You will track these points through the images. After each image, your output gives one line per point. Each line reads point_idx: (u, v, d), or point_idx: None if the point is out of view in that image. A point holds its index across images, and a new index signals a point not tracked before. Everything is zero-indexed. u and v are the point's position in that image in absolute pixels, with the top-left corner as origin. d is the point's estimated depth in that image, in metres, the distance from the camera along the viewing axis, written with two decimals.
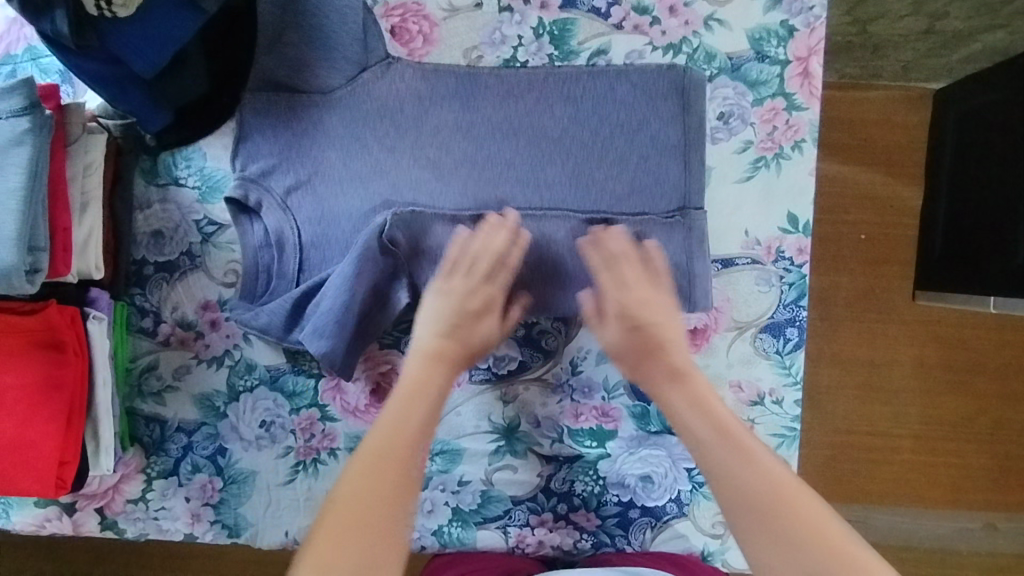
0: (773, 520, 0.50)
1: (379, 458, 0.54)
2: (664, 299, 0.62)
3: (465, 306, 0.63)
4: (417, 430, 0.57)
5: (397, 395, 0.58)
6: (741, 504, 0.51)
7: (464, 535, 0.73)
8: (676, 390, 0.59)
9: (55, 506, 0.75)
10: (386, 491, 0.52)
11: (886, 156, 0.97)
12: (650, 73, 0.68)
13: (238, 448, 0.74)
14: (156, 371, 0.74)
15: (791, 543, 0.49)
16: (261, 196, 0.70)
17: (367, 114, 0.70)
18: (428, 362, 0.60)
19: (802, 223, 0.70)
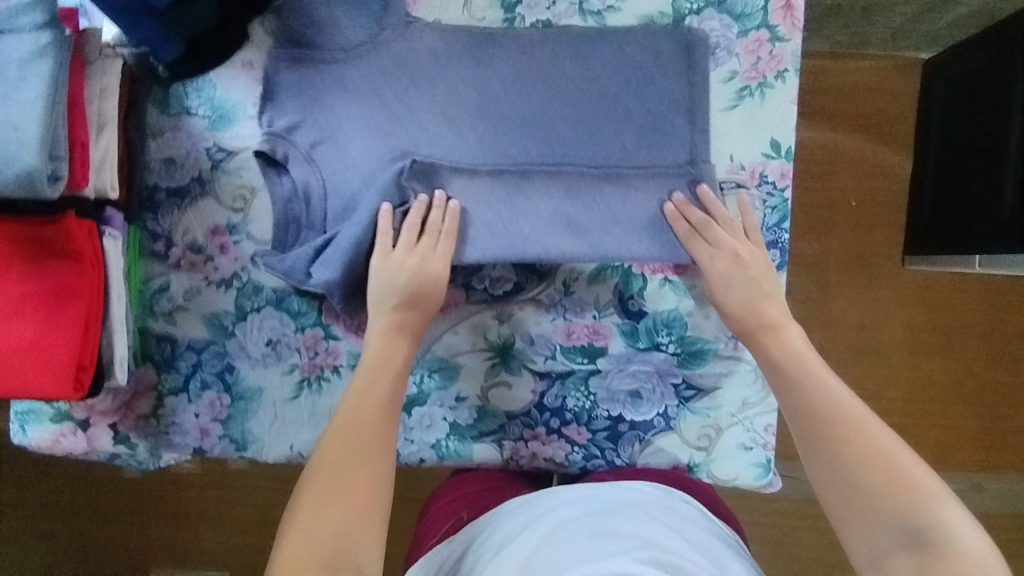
0: (834, 445, 0.58)
1: (350, 424, 0.63)
2: (760, 260, 0.70)
3: (405, 280, 0.69)
4: (380, 401, 0.65)
5: (364, 371, 0.67)
6: (810, 426, 0.61)
7: (461, 448, 0.77)
8: (768, 336, 0.68)
9: (70, 422, 0.78)
10: (363, 453, 0.61)
11: (873, 123, 1.19)
12: (656, 34, 0.71)
13: (246, 366, 0.78)
14: (167, 293, 0.78)
15: (848, 464, 0.57)
16: (287, 150, 0.72)
17: (387, 70, 0.72)
18: (387, 341, 0.69)
19: (784, 148, 0.74)
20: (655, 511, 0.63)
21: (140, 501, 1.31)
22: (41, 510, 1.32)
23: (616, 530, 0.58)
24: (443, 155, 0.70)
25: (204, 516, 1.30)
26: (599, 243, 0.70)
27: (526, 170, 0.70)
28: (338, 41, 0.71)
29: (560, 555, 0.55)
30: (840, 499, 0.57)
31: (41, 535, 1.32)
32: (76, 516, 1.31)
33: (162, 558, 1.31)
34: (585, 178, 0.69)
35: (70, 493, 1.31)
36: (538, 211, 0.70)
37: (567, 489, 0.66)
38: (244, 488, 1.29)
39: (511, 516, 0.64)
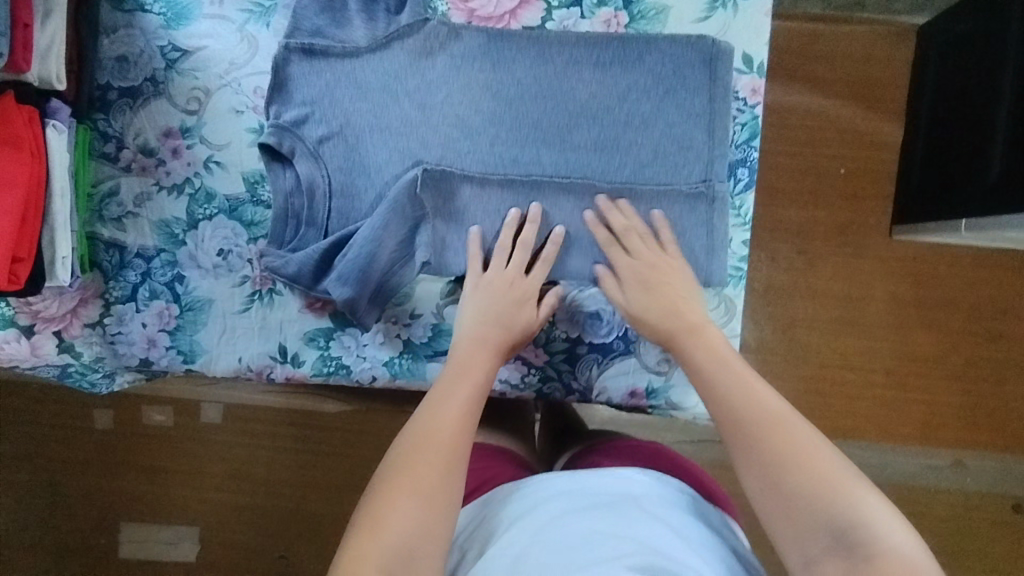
0: (754, 448, 0.54)
1: (431, 423, 0.59)
2: (675, 264, 0.70)
3: (506, 299, 0.70)
4: (465, 404, 0.61)
5: (445, 379, 0.64)
6: (730, 420, 0.57)
7: (414, 367, 0.75)
8: (689, 341, 0.66)
9: (14, 329, 0.75)
10: (439, 457, 0.56)
11: (863, 90, 1.17)
12: (679, 43, 0.71)
13: (196, 276, 0.75)
14: (116, 197, 0.75)
15: (764, 460, 0.53)
16: (294, 143, 0.73)
17: (399, 71, 0.73)
18: (469, 348, 0.67)
19: (756, 63, 0.72)
20: (650, 505, 0.59)
21: (108, 453, 1.28)
22: (8, 460, 1.30)
23: (608, 531, 0.55)
24: (455, 159, 0.72)
25: (172, 472, 1.28)
26: (605, 260, 0.73)
27: (537, 181, 0.71)
28: (359, 39, 0.73)
29: (547, 553, 0.54)
30: (767, 501, 0.52)
31: (7, 484, 1.30)
32: (43, 466, 1.29)
33: (127, 512, 1.28)
34: (598, 193, 0.71)
35: (36, 442, 1.29)
36: (548, 222, 0.72)
37: (558, 476, 0.64)
38: (213, 442, 1.27)
39: (500, 509, 0.62)
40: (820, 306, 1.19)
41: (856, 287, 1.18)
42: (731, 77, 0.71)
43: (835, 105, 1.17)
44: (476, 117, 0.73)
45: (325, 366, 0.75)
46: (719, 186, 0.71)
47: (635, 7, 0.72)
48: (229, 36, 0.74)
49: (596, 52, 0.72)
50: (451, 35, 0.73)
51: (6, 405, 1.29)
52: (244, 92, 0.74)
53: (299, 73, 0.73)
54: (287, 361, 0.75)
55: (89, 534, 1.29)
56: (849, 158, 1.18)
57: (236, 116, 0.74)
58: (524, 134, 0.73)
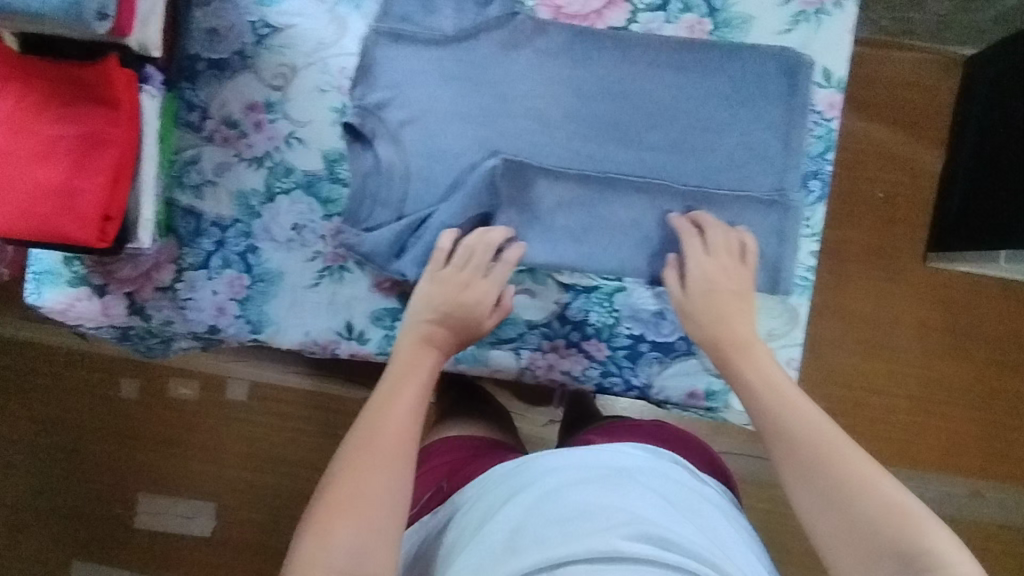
0: (804, 463, 0.55)
1: (375, 431, 0.60)
2: (745, 278, 0.70)
3: (456, 301, 0.71)
4: (406, 409, 0.63)
5: (386, 384, 0.66)
6: (780, 443, 0.58)
7: (478, 353, 0.76)
8: (743, 362, 0.66)
9: (87, 287, 0.77)
10: (382, 461, 0.58)
11: (912, 116, 1.18)
12: (761, 54, 0.72)
13: (269, 248, 0.77)
14: (197, 165, 0.76)
15: (818, 484, 0.53)
16: (376, 126, 0.75)
17: (482, 62, 0.74)
18: (411, 350, 0.69)
19: (835, 78, 0.73)
20: (647, 480, 0.61)
21: (135, 422, 1.30)
22: (36, 421, 1.31)
23: (602, 503, 0.55)
24: (532, 151, 0.74)
25: (197, 445, 1.29)
26: (673, 261, 0.74)
27: (612, 178, 0.73)
28: (445, 28, 0.74)
29: (540, 525, 0.54)
30: (817, 512, 0.53)
31: (31, 446, 1.31)
32: (69, 430, 1.30)
33: (148, 481, 1.29)
34: (671, 194, 0.73)
35: (61, 405, 1.30)
36: (619, 219, 0.74)
37: (552, 454, 0.65)
38: (236, 419, 1.28)
39: (497, 483, 0.64)
40: (850, 327, 1.19)
41: (886, 310, 1.19)
42: (810, 90, 0.72)
43: (881, 129, 1.18)
44: (556, 112, 0.74)
45: (390, 346, 0.77)
46: (793, 196, 0.72)
47: (719, 15, 0.73)
48: (319, 16, 0.75)
49: (679, 57, 0.73)
50: (537, 30, 0.74)
51: (39, 367, 1.30)
52: (330, 72, 0.75)
53: (385, 57, 0.74)
54: (353, 338, 0.77)
55: (109, 500, 1.30)
56: (890, 183, 1.18)
57: (321, 94, 0.76)
58: (601, 131, 0.74)
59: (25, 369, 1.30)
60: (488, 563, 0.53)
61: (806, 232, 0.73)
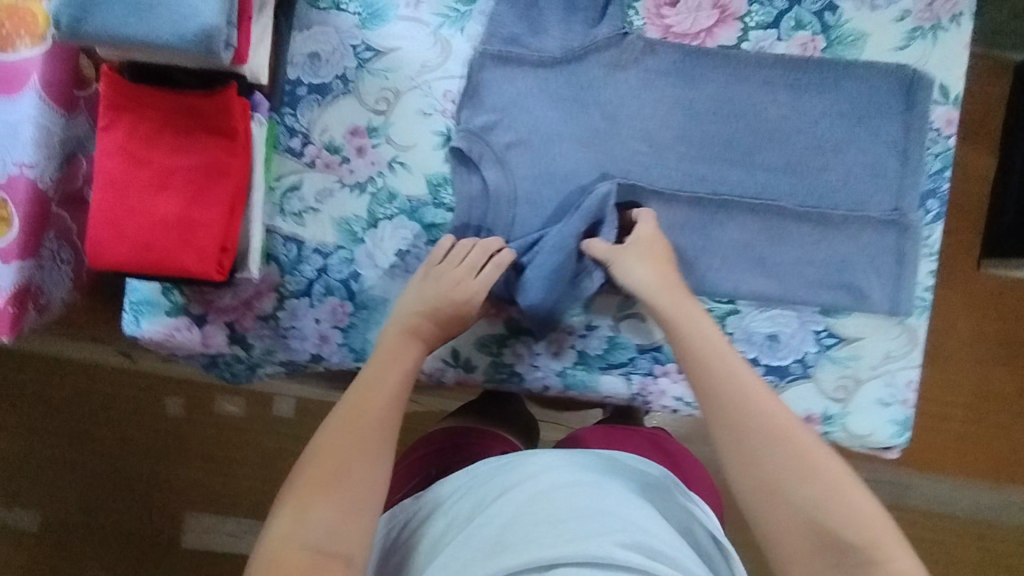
0: (737, 430, 0.55)
1: (356, 413, 0.60)
2: (665, 252, 0.69)
3: (438, 295, 0.69)
4: (388, 395, 0.62)
5: (372, 366, 0.65)
6: (739, 427, 0.55)
7: (589, 378, 0.75)
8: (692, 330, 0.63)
9: (186, 316, 0.76)
10: (361, 444, 0.57)
11: None
12: (878, 72, 0.71)
13: (372, 276, 0.75)
14: (298, 192, 0.75)
15: (781, 473, 0.52)
16: (482, 150, 0.73)
17: (589, 83, 0.73)
18: (399, 341, 0.67)
19: (953, 94, 0.71)
20: (637, 488, 0.61)
21: (182, 440, 1.27)
22: (77, 440, 1.27)
23: (602, 509, 0.55)
24: (642, 173, 0.72)
25: (248, 462, 1.26)
26: (788, 283, 0.72)
27: (726, 200, 0.72)
28: (552, 49, 0.73)
29: (533, 525, 0.53)
30: (751, 491, 0.52)
31: (78, 466, 1.27)
32: (113, 449, 1.27)
33: (198, 500, 1.26)
34: (785, 215, 0.72)
35: (107, 424, 1.27)
36: (732, 241, 0.72)
37: (545, 454, 0.63)
38: (286, 436, 1.25)
39: (489, 479, 0.62)
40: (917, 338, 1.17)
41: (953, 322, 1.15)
42: (928, 108, 0.70)
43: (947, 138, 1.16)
44: (666, 133, 0.73)
45: (498, 373, 0.76)
46: (912, 216, 0.71)
47: (833, 32, 0.71)
48: (423, 39, 0.74)
49: (792, 75, 0.72)
50: (647, 50, 0.72)
51: (80, 385, 1.26)
52: (434, 96, 0.74)
53: (491, 79, 0.73)
54: (460, 365, 0.75)
55: (157, 520, 1.27)
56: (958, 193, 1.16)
57: (424, 118, 0.74)
58: (713, 152, 0.72)
59: (64, 387, 1.26)
60: (475, 559, 0.51)
61: (924, 252, 0.72)
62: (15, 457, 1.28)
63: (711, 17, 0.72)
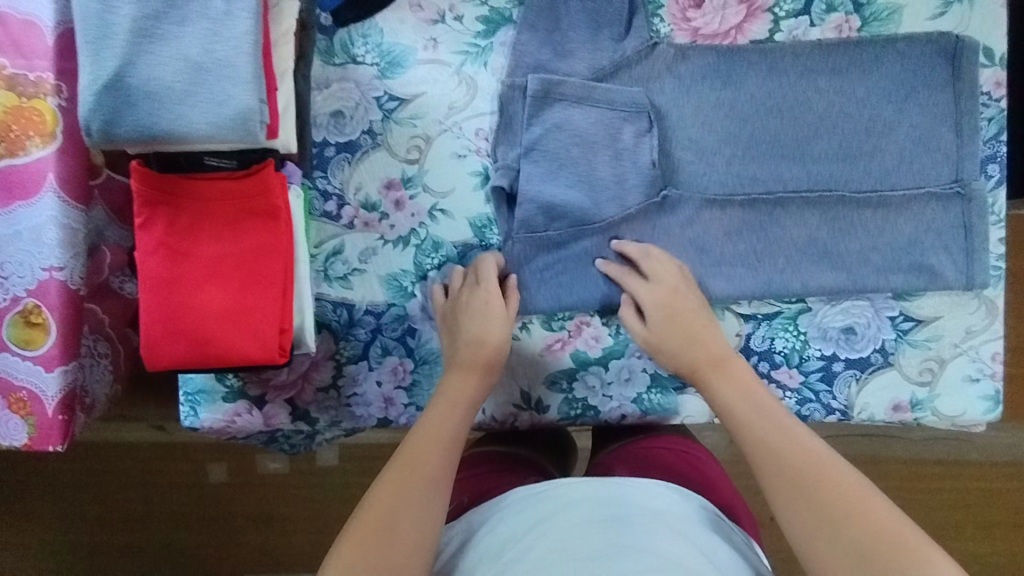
0: (800, 490, 0.55)
1: (413, 456, 0.59)
2: (682, 293, 0.68)
3: (463, 321, 0.68)
4: (447, 440, 0.61)
5: (433, 407, 0.64)
6: (782, 472, 0.56)
7: (664, 401, 0.73)
8: (722, 381, 0.65)
9: (245, 399, 0.73)
10: (416, 491, 0.57)
11: None
12: (920, 43, 0.68)
13: (428, 328, 0.73)
14: (341, 255, 0.73)
15: (827, 514, 0.52)
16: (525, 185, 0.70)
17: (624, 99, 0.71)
18: (453, 380, 0.66)
19: (998, 55, 0.69)
20: (674, 517, 0.61)
21: (228, 507, 1.22)
22: (119, 522, 1.22)
23: (642, 547, 0.55)
24: (693, 183, 0.70)
25: (298, 517, 1.21)
26: (858, 272, 0.70)
27: (781, 198, 0.70)
28: (582, 70, 0.70)
29: (567, 563, 0.54)
30: (808, 535, 0.53)
31: (132, 548, 1.23)
32: (163, 527, 1.23)
33: (254, 564, 1.23)
34: (844, 203, 0.70)
35: (152, 502, 1.22)
36: (793, 239, 0.70)
37: (584, 482, 0.64)
38: (333, 483, 1.20)
39: (521, 508, 0.63)
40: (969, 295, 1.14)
41: None
42: (977, 72, 0.68)
43: None
44: (711, 138, 0.70)
45: (571, 409, 0.73)
46: (976, 185, 0.69)
47: (866, 10, 0.70)
48: (447, 80, 0.72)
49: (832, 60, 0.69)
50: (679, 56, 0.70)
51: (110, 467, 1.21)
52: (466, 136, 0.72)
53: (524, 110, 0.70)
54: (532, 408, 0.73)
55: None
56: None
57: (459, 161, 0.72)
58: (762, 150, 0.70)
59: (101, 471, 1.21)
60: None
61: (992, 220, 0.70)
62: (56, 549, 1.23)
63: (739, 13, 0.70)
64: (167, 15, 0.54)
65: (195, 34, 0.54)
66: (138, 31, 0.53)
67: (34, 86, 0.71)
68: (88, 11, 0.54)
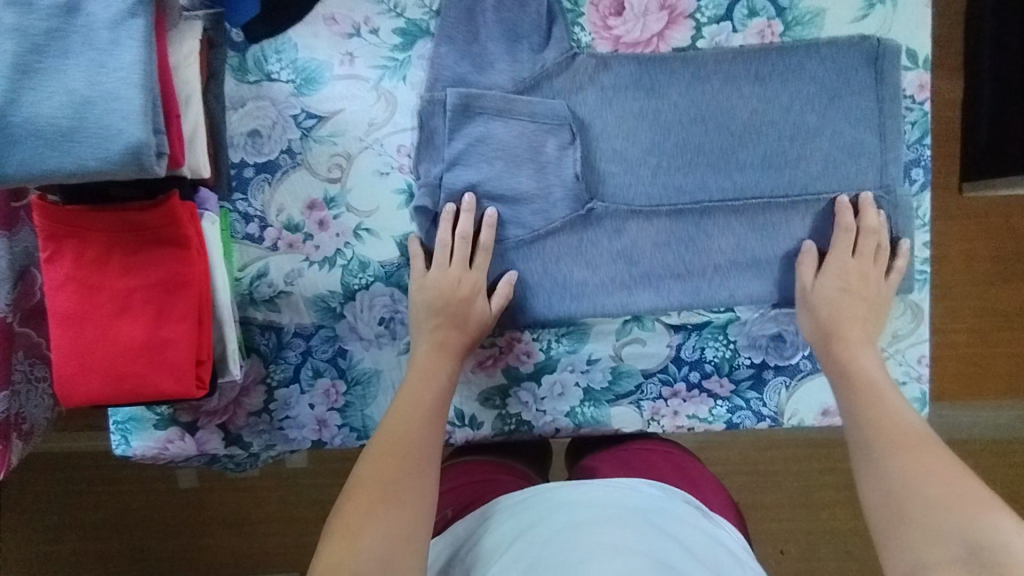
0: (903, 457, 0.55)
1: (393, 438, 0.61)
2: (873, 281, 0.68)
3: (445, 301, 0.68)
4: (422, 415, 0.63)
5: (409, 383, 0.66)
6: (878, 434, 0.58)
7: (598, 414, 0.73)
8: (841, 351, 0.65)
9: (176, 426, 0.73)
10: (398, 470, 0.59)
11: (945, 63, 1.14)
12: (843, 46, 0.67)
13: (359, 349, 0.72)
14: (266, 278, 0.71)
15: (910, 477, 0.54)
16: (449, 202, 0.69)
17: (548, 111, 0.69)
18: (432, 358, 0.67)
19: (921, 57, 0.69)
20: (653, 515, 0.59)
21: (191, 512, 1.18)
22: (80, 532, 1.19)
23: (619, 545, 0.52)
24: (618, 195, 0.69)
25: (266, 519, 1.17)
26: (784, 280, 0.70)
27: (706, 208, 0.69)
28: (503, 83, 0.69)
29: (553, 565, 0.52)
30: (885, 505, 0.54)
31: (96, 557, 1.19)
32: (127, 534, 1.19)
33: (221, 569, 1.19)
34: (771, 211, 0.69)
35: (113, 510, 1.18)
36: (721, 248, 0.70)
37: (561, 487, 0.62)
38: (304, 486, 1.15)
39: (500, 524, 0.61)
40: None
41: None
42: (899, 76, 0.68)
43: None
44: (636, 148, 0.69)
45: (505, 425, 0.73)
46: (900, 190, 0.69)
47: (788, 15, 0.69)
48: (366, 96, 0.70)
49: (754, 66, 0.68)
50: (601, 66, 0.69)
51: (62, 476, 1.16)
52: (388, 153, 0.70)
53: (445, 124, 0.68)
54: (466, 424, 0.73)
55: None
56: None
57: (382, 178, 0.71)
58: (687, 160, 0.69)
59: (58, 481, 1.17)
60: None
61: (916, 225, 0.71)
62: (11, 562, 1.19)
63: (660, 20, 0.69)
64: (49, 48, 0.52)
65: (80, 67, 0.53)
66: (19, 67, 0.52)
67: None
68: None
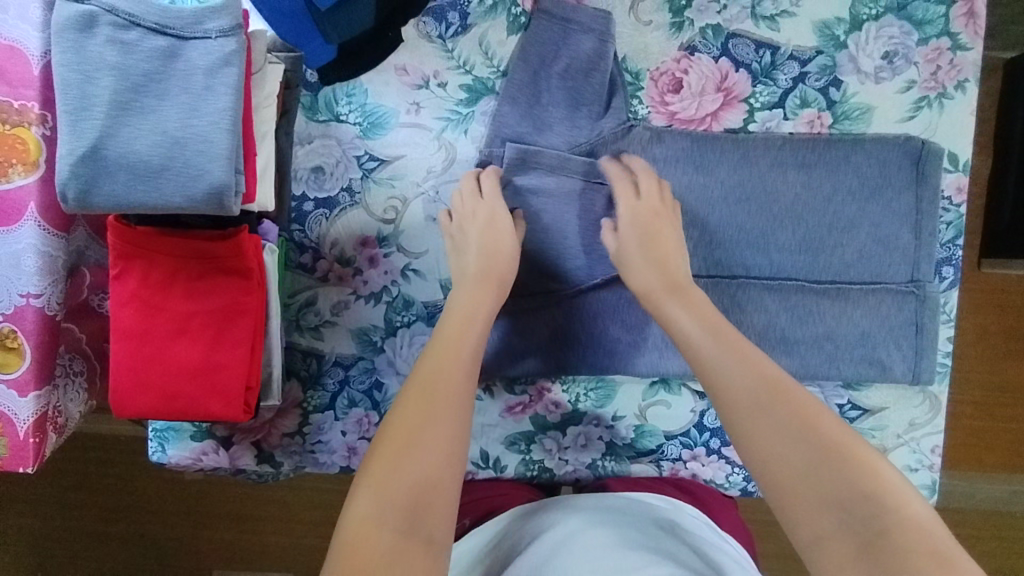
0: (761, 410, 0.52)
1: (430, 377, 0.57)
2: (641, 210, 0.68)
3: (479, 235, 0.68)
4: (470, 357, 0.59)
5: (447, 325, 0.62)
6: (730, 390, 0.54)
7: (618, 469, 0.75)
8: (674, 301, 0.62)
9: (212, 439, 0.76)
10: (443, 410, 0.54)
11: None
12: (889, 144, 0.71)
13: (395, 382, 0.75)
14: (313, 307, 0.75)
15: (789, 428, 0.51)
16: None
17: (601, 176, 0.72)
18: (476, 292, 0.64)
19: (962, 162, 0.72)
20: (661, 525, 0.62)
21: (196, 504, 1.19)
22: (84, 512, 1.20)
23: (629, 545, 0.55)
24: None
25: (269, 518, 1.18)
26: (811, 359, 0.72)
27: (742, 282, 0.72)
28: (560, 145, 0.72)
29: (564, 562, 0.54)
30: (774, 466, 0.50)
31: (99, 538, 1.21)
32: (131, 519, 1.20)
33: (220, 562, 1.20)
34: (805, 293, 0.72)
35: (120, 493, 1.20)
36: (754, 323, 0.72)
37: (575, 499, 0.65)
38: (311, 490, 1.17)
39: (515, 528, 0.63)
40: None
41: None
42: (939, 178, 0.71)
43: None
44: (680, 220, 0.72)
45: (528, 470, 0.75)
46: (930, 286, 0.71)
47: (839, 109, 0.72)
48: (427, 145, 0.73)
49: (801, 154, 0.71)
50: (654, 139, 0.72)
51: (74, 456, 1.18)
52: (442, 200, 0.74)
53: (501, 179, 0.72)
54: (490, 467, 0.76)
55: None
56: None
57: (433, 223, 0.74)
58: (729, 236, 0.72)
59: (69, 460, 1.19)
60: None
61: (942, 319, 0.74)
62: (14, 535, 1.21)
63: (716, 101, 0.73)
64: (147, 88, 0.55)
65: (174, 108, 0.55)
66: (118, 104, 0.55)
67: (18, 115, 0.65)
68: (67, 79, 0.55)
